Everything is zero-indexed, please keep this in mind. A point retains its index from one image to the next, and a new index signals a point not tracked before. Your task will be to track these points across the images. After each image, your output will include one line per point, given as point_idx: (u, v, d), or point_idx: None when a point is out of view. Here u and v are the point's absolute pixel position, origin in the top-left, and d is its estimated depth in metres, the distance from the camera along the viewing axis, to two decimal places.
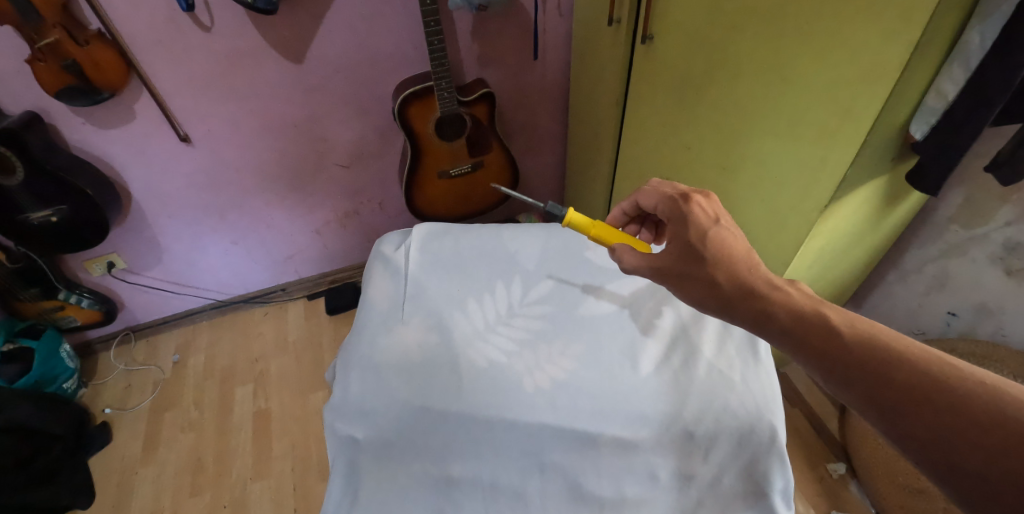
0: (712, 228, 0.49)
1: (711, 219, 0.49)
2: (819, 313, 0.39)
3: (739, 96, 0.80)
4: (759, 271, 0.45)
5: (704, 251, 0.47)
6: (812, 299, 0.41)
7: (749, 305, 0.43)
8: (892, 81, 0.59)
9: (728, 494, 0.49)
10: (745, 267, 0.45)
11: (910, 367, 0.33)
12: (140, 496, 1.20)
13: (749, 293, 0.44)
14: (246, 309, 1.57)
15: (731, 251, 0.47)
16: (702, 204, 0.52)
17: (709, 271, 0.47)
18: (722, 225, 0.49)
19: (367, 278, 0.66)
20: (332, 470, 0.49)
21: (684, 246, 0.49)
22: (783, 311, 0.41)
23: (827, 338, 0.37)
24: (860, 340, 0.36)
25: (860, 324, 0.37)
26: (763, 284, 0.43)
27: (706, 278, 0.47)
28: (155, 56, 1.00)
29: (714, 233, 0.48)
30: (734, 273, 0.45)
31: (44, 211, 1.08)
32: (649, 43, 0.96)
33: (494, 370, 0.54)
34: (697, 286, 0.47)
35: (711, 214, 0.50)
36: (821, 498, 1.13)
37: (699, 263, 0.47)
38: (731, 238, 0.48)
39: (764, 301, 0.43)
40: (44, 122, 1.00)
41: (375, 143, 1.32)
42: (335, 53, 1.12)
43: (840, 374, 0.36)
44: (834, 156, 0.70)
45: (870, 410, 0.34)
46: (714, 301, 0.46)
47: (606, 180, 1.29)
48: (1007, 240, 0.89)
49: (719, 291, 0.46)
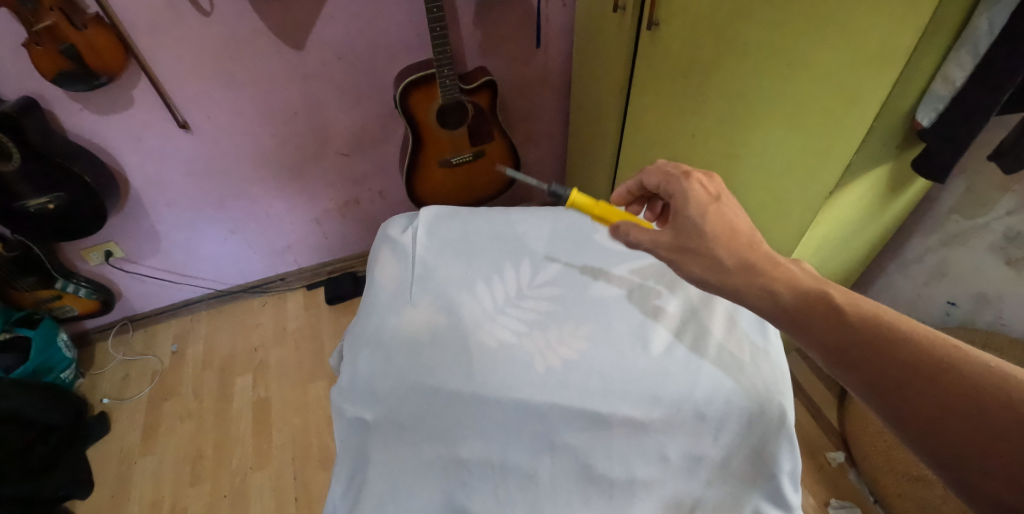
0: (712, 205, 0.50)
1: (711, 197, 0.50)
2: (823, 293, 0.39)
3: (746, 83, 0.80)
4: (761, 247, 0.46)
5: (704, 225, 0.49)
6: (817, 279, 0.41)
7: (748, 283, 0.44)
8: (899, 67, 0.59)
9: (737, 474, 0.50)
10: (745, 242, 0.46)
11: (913, 346, 0.32)
12: (139, 486, 1.19)
13: (750, 269, 0.44)
14: (245, 299, 1.57)
15: (732, 224, 0.48)
16: (704, 183, 0.52)
17: (710, 246, 0.47)
18: (723, 203, 0.50)
19: (374, 260, 0.66)
20: (342, 452, 0.50)
21: (681, 224, 0.51)
22: (786, 291, 0.41)
23: (828, 318, 0.37)
24: (864, 321, 0.35)
25: (864, 305, 0.37)
26: (768, 265, 0.44)
27: (706, 252, 0.48)
28: (154, 41, 0.99)
29: (714, 209, 0.49)
30: (733, 248, 0.46)
31: (42, 199, 1.06)
32: (654, 29, 0.95)
33: (504, 350, 0.54)
34: (696, 261, 0.48)
35: (712, 192, 0.51)
36: (820, 487, 1.14)
37: (699, 236, 0.48)
38: (732, 215, 0.49)
39: (766, 279, 0.43)
40: (40, 108, 0.98)
41: (376, 131, 1.31)
42: (335, 39, 1.11)
43: (840, 353, 0.36)
44: (841, 142, 0.69)
45: (866, 389, 0.34)
46: (713, 277, 0.47)
47: (609, 167, 1.29)
48: (1008, 229, 0.89)
49: (721, 265, 0.46)
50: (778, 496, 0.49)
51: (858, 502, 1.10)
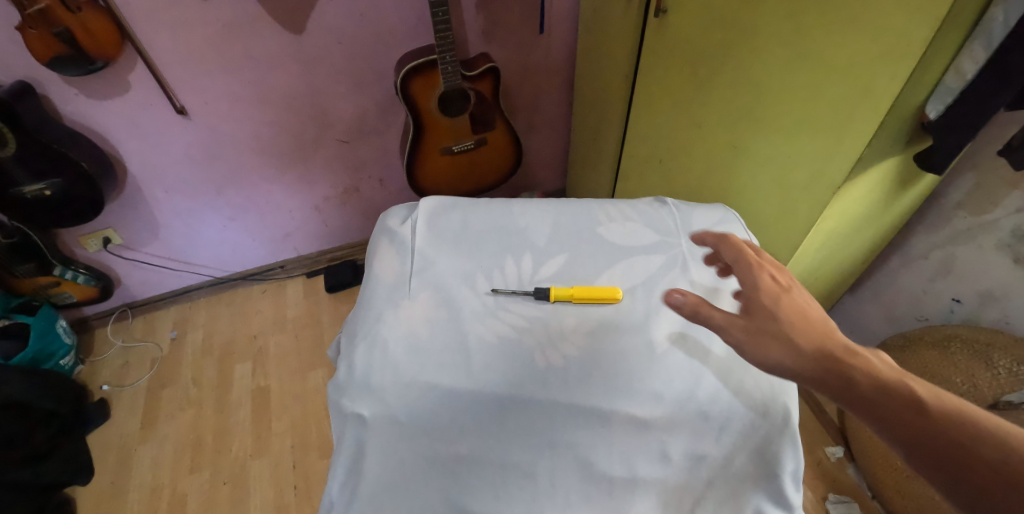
0: (784, 293, 0.46)
1: (784, 286, 0.46)
2: (905, 384, 0.36)
3: (754, 71, 0.78)
4: (834, 335, 0.42)
5: (777, 312, 0.44)
6: (894, 369, 0.38)
7: (825, 371, 0.40)
8: (916, 58, 0.56)
9: (739, 475, 0.48)
10: (820, 329, 0.42)
11: (1011, 454, 0.31)
12: (140, 472, 1.20)
13: (826, 356, 0.40)
14: (244, 287, 1.56)
15: (807, 314, 0.44)
16: (775, 273, 0.48)
17: (786, 331, 0.43)
18: (794, 292, 0.46)
19: (372, 252, 0.65)
20: (338, 448, 0.48)
21: (751, 308, 0.46)
22: (864, 380, 0.38)
23: (913, 413, 0.35)
24: (952, 418, 0.34)
25: (946, 399, 0.35)
26: (842, 349, 0.40)
27: (781, 337, 0.43)
28: (150, 24, 0.96)
29: (787, 299, 0.45)
30: (811, 336, 0.42)
31: (38, 185, 1.04)
32: (662, 16, 0.93)
33: (505, 345, 0.54)
34: (774, 345, 0.43)
35: (784, 282, 0.47)
36: (818, 481, 1.14)
37: (774, 322, 0.44)
38: (806, 305, 0.44)
39: (843, 366, 0.39)
40: (35, 93, 0.97)
41: (376, 118, 1.29)
42: (334, 23, 1.09)
43: (926, 452, 0.33)
44: (851, 134, 0.67)
45: (958, 495, 0.32)
46: (789, 363, 0.41)
47: (612, 158, 1.27)
48: (1016, 227, 0.87)
49: (800, 353, 0.41)
50: (780, 496, 0.47)
51: (855, 495, 1.11)
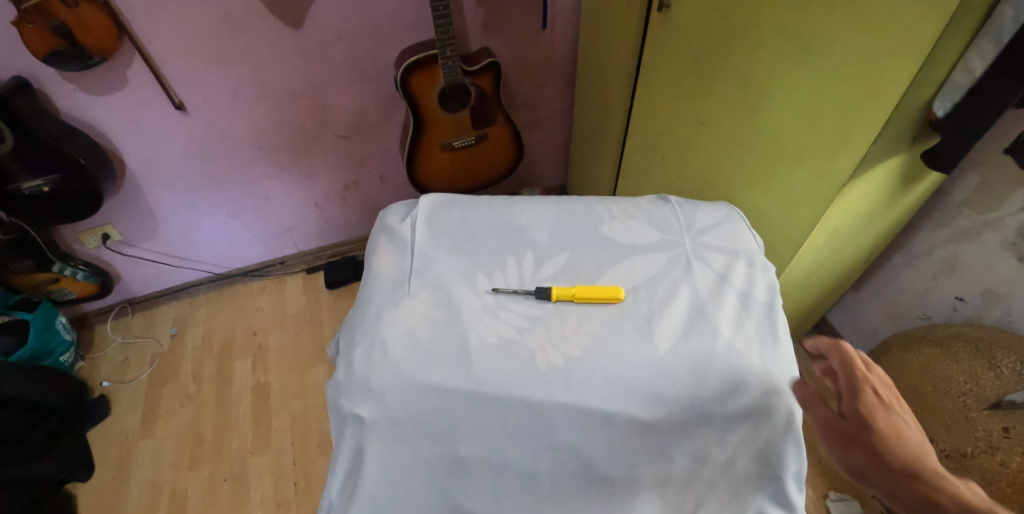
0: (884, 409, 0.44)
1: (886, 403, 0.45)
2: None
3: (759, 67, 0.77)
4: (929, 460, 0.40)
5: (870, 426, 0.43)
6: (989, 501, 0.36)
7: (908, 488, 0.39)
8: (922, 56, 0.55)
9: (742, 477, 0.47)
10: (915, 451, 0.41)
11: None
12: (140, 468, 1.20)
13: (910, 472, 0.39)
14: (244, 283, 1.55)
15: (904, 435, 0.42)
16: (881, 388, 0.46)
17: (872, 441, 0.42)
18: (896, 410, 0.44)
19: (371, 250, 0.64)
20: (336, 448, 0.49)
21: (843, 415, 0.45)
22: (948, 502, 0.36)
23: None
24: None
25: None
26: (932, 471, 0.39)
27: (866, 446, 0.42)
28: (146, 19, 0.95)
29: (885, 415, 0.44)
30: (901, 454, 0.41)
31: (36, 181, 1.04)
32: (665, 10, 0.91)
33: (505, 346, 0.53)
34: (867, 462, 0.41)
35: (887, 399, 0.45)
36: (820, 479, 1.15)
37: (864, 431, 0.43)
38: (907, 426, 0.43)
39: (927, 487, 0.38)
40: (32, 88, 0.96)
41: (376, 113, 1.28)
42: (334, 17, 1.07)
43: None
44: (857, 132, 0.66)
45: None
46: (872, 474, 0.41)
47: (614, 154, 1.27)
48: (1021, 225, 0.86)
49: (885, 466, 0.40)
50: (784, 497, 0.46)
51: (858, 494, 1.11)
